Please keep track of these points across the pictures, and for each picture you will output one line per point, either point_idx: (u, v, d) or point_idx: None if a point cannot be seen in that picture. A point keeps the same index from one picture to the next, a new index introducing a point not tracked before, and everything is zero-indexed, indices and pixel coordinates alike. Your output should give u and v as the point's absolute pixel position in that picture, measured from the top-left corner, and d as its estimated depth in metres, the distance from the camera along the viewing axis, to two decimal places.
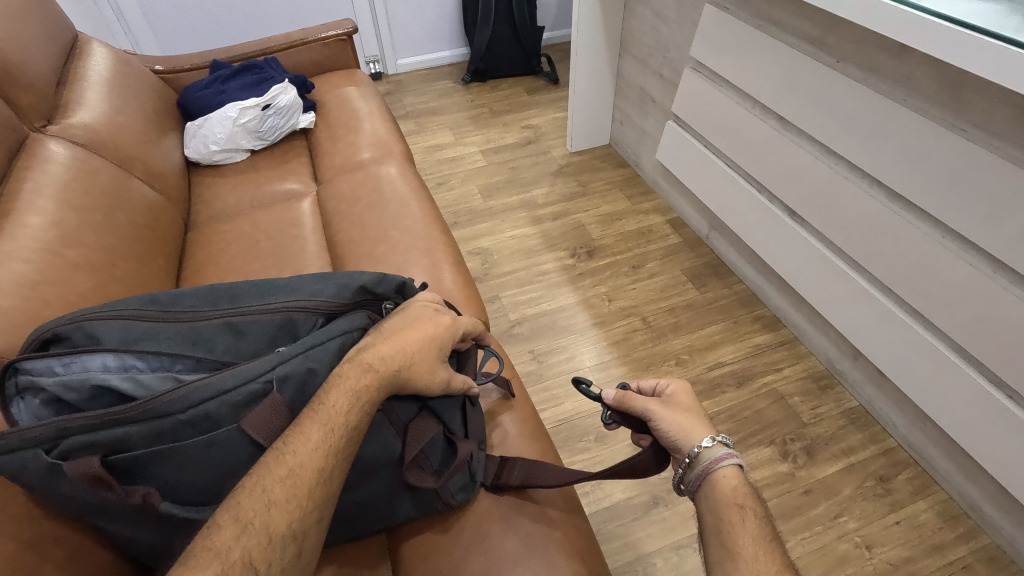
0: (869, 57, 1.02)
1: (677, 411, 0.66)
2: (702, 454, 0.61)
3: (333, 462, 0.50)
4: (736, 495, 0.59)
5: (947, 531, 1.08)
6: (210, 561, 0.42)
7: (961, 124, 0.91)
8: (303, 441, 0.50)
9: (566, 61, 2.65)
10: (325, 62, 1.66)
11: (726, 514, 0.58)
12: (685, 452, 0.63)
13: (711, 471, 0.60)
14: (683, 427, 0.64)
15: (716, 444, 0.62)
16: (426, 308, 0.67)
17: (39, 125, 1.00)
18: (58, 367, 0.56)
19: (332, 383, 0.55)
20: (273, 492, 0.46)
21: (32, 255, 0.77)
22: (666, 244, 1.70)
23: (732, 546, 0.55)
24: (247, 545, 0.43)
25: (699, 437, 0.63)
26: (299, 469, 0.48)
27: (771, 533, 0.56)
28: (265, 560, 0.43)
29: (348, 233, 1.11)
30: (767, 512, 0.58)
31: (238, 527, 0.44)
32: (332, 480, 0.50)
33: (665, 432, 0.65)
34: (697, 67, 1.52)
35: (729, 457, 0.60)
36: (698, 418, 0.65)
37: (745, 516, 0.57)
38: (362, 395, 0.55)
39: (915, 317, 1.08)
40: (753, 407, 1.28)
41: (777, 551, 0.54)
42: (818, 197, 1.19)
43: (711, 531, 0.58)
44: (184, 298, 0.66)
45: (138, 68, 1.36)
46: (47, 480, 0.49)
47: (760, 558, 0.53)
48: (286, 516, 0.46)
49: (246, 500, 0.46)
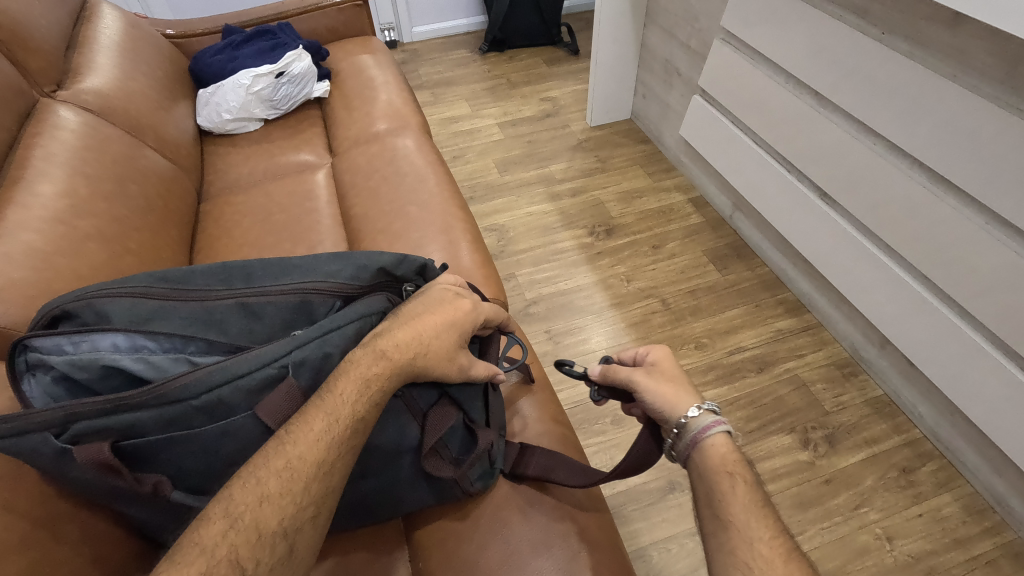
0: (918, 29, 0.96)
1: (661, 380, 0.62)
2: (690, 425, 0.58)
3: (335, 455, 0.48)
4: (725, 463, 0.55)
5: (971, 525, 1.06)
6: (196, 558, 0.40)
7: (1016, 102, 0.85)
8: (305, 431, 0.48)
9: (587, 31, 2.56)
10: (339, 28, 1.61)
11: (715, 482, 0.54)
12: (671, 423, 0.60)
13: (700, 440, 0.57)
14: (669, 398, 0.60)
15: (704, 412, 0.58)
16: (447, 291, 0.65)
17: (49, 90, 0.97)
18: (68, 346, 0.54)
19: (342, 371, 0.53)
20: (267, 484, 0.45)
21: (43, 225, 0.75)
22: (688, 223, 1.65)
23: (726, 516, 0.52)
24: (235, 542, 0.41)
25: (684, 408, 0.59)
26: (297, 461, 0.46)
27: (763, 498, 0.53)
28: (253, 557, 0.41)
29: (364, 207, 1.08)
30: (758, 477, 0.54)
31: (227, 522, 0.42)
32: (334, 474, 0.48)
33: (651, 405, 0.61)
34: (727, 39, 1.45)
35: (718, 425, 0.57)
36: (682, 388, 0.61)
37: (736, 484, 0.53)
38: (372, 383, 0.52)
39: (950, 307, 1.03)
40: (773, 394, 1.25)
41: (770, 516, 0.51)
42: (852, 178, 1.13)
43: (704, 502, 0.54)
44: (197, 276, 0.64)
45: (149, 32, 1.32)
46: (59, 464, 0.48)
47: (753, 525, 0.50)
48: (278, 511, 0.44)
49: (238, 493, 0.44)
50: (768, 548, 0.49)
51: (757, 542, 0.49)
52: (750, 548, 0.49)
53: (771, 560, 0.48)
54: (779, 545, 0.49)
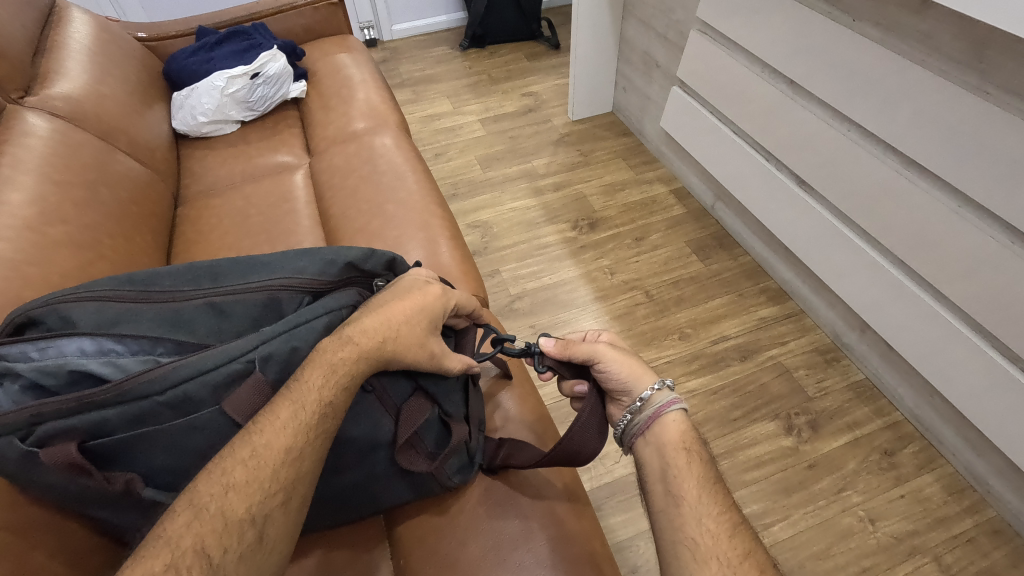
0: (889, 14, 0.97)
1: (623, 352, 0.64)
2: (653, 398, 0.60)
3: (304, 441, 0.48)
4: (683, 440, 0.58)
5: (952, 504, 1.07)
6: (161, 550, 0.40)
7: (984, 85, 0.86)
8: (271, 421, 0.48)
9: (567, 26, 2.56)
10: (315, 28, 1.60)
11: (672, 457, 0.56)
12: (635, 395, 0.61)
13: (663, 413, 0.59)
14: (634, 368, 0.62)
15: (663, 389, 0.61)
16: (416, 281, 0.65)
17: (17, 96, 0.95)
18: (34, 353, 0.54)
19: (310, 361, 0.53)
20: (233, 474, 0.45)
21: (13, 234, 0.74)
22: (670, 215, 1.66)
23: (677, 491, 0.53)
24: (200, 531, 0.42)
25: (648, 381, 0.62)
26: (262, 449, 0.46)
27: (715, 476, 0.55)
28: (220, 546, 0.41)
29: (342, 207, 1.07)
30: (709, 456, 0.57)
31: (193, 513, 0.43)
32: (304, 460, 0.48)
33: (614, 376, 0.62)
34: (703, 29, 1.45)
35: (678, 403, 0.60)
36: (642, 362, 0.64)
37: (691, 461, 0.56)
38: (340, 369, 0.53)
39: (926, 289, 1.04)
40: (756, 381, 1.26)
41: (719, 493, 0.54)
42: (828, 165, 1.14)
43: (656, 478, 0.56)
44: (163, 277, 0.63)
45: (121, 35, 1.30)
46: (25, 469, 0.47)
47: (703, 500, 0.53)
48: (245, 499, 0.44)
49: (204, 484, 0.44)
50: (715, 524, 0.51)
51: (705, 517, 0.51)
52: (698, 524, 0.51)
53: (717, 535, 0.50)
54: (725, 521, 0.51)
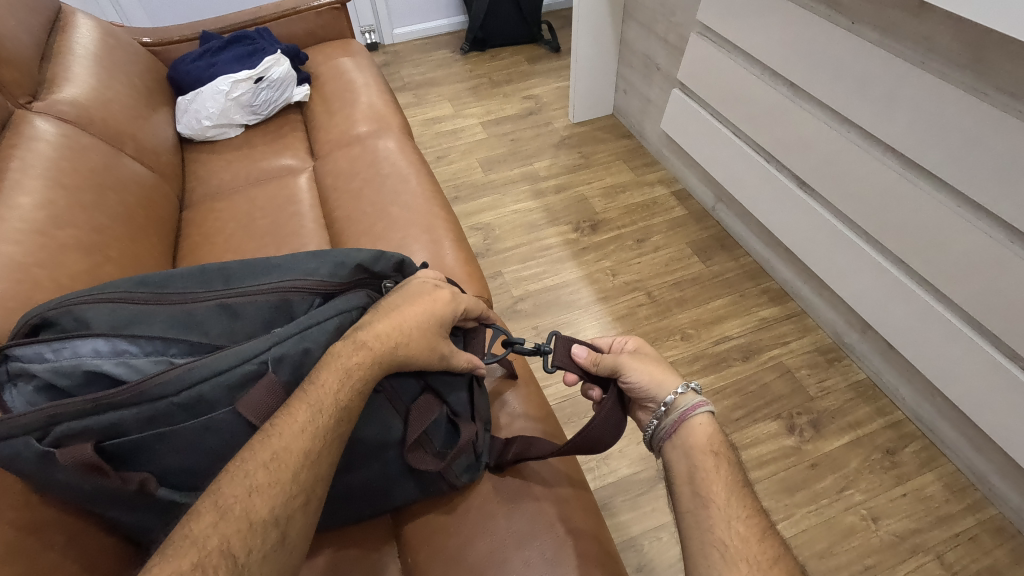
0: (887, 17, 0.98)
1: (647, 360, 0.65)
2: (678, 402, 0.61)
3: (322, 443, 0.49)
4: (711, 442, 0.58)
5: (954, 502, 1.08)
6: (188, 550, 0.41)
7: (982, 87, 0.87)
8: (289, 423, 0.49)
9: (567, 29, 2.57)
10: (318, 32, 1.61)
11: (700, 461, 0.57)
12: (658, 402, 0.62)
13: (688, 417, 0.60)
14: (657, 376, 0.63)
15: (689, 392, 0.62)
16: (426, 284, 0.66)
17: (24, 101, 0.97)
18: (49, 353, 0.54)
19: (323, 364, 0.54)
20: (256, 476, 0.45)
21: (22, 237, 0.74)
22: (671, 216, 1.67)
23: (705, 494, 0.54)
24: (226, 532, 0.42)
25: (672, 386, 0.63)
26: (283, 452, 0.47)
27: (742, 480, 0.56)
28: (245, 546, 0.42)
29: (346, 210, 1.08)
30: (738, 460, 0.58)
31: (218, 514, 0.43)
32: (322, 463, 0.48)
33: (637, 384, 0.64)
34: (703, 32, 1.46)
35: (703, 405, 0.60)
36: (667, 368, 0.65)
37: (719, 464, 0.56)
38: (354, 372, 0.53)
39: (926, 289, 1.05)
40: (758, 381, 1.27)
41: (747, 496, 0.54)
42: (828, 166, 1.15)
43: (684, 479, 0.57)
44: (175, 279, 0.64)
45: (126, 40, 1.31)
46: (41, 469, 0.48)
47: (732, 503, 0.53)
48: (268, 501, 0.44)
49: (227, 486, 0.45)
50: (744, 527, 0.51)
51: (734, 520, 0.52)
52: (727, 526, 0.51)
53: (747, 538, 0.50)
54: (754, 524, 0.52)
